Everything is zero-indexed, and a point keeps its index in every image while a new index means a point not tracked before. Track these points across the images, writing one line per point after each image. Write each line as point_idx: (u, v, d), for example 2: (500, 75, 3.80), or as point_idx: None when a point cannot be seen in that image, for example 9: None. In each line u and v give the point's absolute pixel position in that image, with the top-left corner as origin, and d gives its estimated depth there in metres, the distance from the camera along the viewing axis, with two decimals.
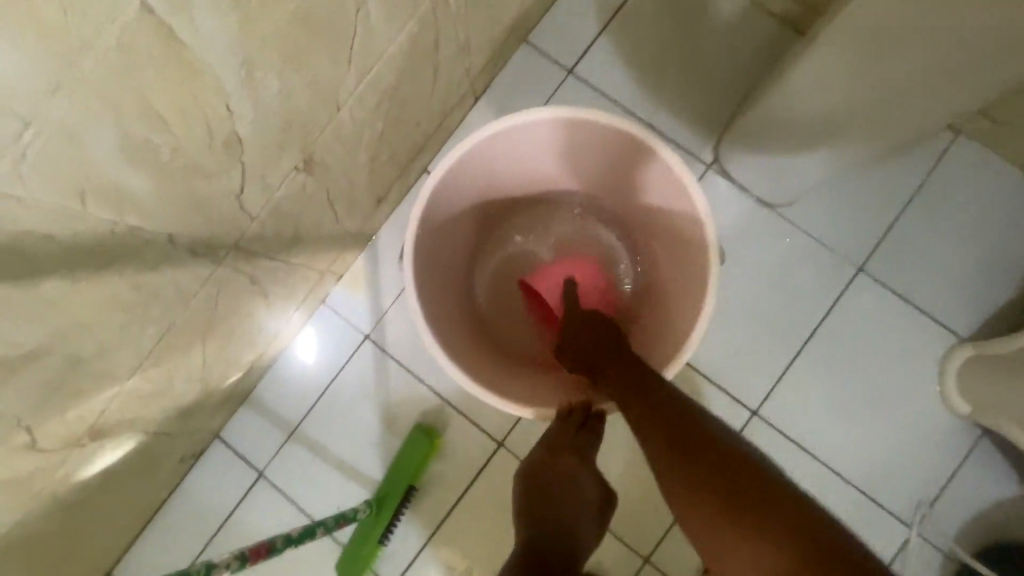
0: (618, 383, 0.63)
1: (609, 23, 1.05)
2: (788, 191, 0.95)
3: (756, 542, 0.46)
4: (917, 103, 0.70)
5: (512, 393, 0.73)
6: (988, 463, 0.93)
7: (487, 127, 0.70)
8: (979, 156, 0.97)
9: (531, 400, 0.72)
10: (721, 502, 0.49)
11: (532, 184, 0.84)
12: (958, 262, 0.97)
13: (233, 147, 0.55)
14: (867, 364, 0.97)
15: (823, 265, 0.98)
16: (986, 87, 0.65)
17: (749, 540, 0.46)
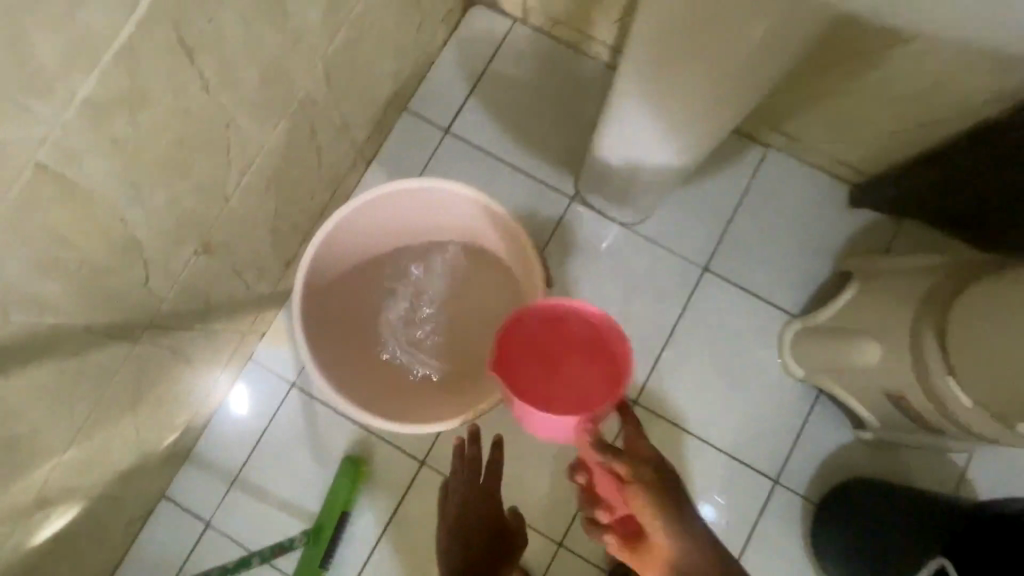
0: (654, 486, 0.64)
1: (476, 86, 1.23)
2: (635, 213, 1.14)
3: None
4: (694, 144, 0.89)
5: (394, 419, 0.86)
6: (826, 415, 1.12)
7: (355, 199, 0.85)
8: (787, 164, 1.19)
9: (413, 424, 0.85)
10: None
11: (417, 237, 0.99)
12: (782, 252, 1.17)
13: (133, 247, 0.68)
14: (723, 348, 1.15)
15: (675, 270, 1.17)
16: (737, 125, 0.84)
17: None
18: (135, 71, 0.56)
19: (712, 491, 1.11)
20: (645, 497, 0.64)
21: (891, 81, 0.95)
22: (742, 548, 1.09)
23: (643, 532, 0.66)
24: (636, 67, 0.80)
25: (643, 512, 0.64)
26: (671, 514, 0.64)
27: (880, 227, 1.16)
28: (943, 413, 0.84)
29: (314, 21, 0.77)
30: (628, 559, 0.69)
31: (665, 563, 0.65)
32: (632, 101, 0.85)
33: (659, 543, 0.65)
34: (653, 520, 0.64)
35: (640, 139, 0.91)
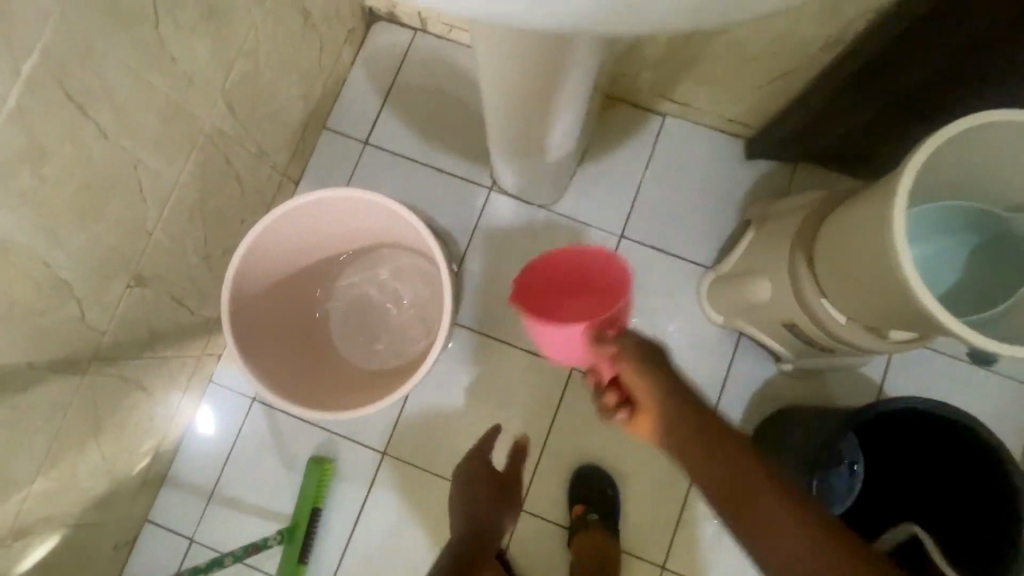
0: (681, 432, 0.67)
1: (387, 97, 1.30)
2: (547, 194, 1.22)
3: (809, 542, 0.57)
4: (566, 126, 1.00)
5: (335, 409, 0.97)
6: (750, 353, 1.20)
7: (271, 212, 0.91)
8: (684, 128, 1.27)
9: (352, 410, 0.96)
10: (769, 483, 0.61)
11: (343, 245, 1.07)
12: (689, 210, 1.25)
13: (62, 286, 0.75)
14: (644, 306, 1.23)
15: (593, 240, 1.25)
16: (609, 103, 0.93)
17: (794, 528, 0.58)
18: (29, 130, 0.63)
19: (653, 440, 1.19)
20: (641, 358, 0.72)
21: (741, 49, 1.01)
22: (688, 485, 1.18)
23: (635, 396, 0.72)
24: (488, 84, 0.90)
25: (616, 361, 0.75)
26: (652, 368, 0.71)
27: (775, 174, 1.25)
28: (826, 333, 0.92)
29: (203, 61, 0.85)
30: (630, 426, 0.75)
31: (651, 412, 0.70)
32: (497, 112, 0.96)
33: (636, 385, 0.71)
34: (625, 355, 0.74)
35: (522, 140, 1.03)
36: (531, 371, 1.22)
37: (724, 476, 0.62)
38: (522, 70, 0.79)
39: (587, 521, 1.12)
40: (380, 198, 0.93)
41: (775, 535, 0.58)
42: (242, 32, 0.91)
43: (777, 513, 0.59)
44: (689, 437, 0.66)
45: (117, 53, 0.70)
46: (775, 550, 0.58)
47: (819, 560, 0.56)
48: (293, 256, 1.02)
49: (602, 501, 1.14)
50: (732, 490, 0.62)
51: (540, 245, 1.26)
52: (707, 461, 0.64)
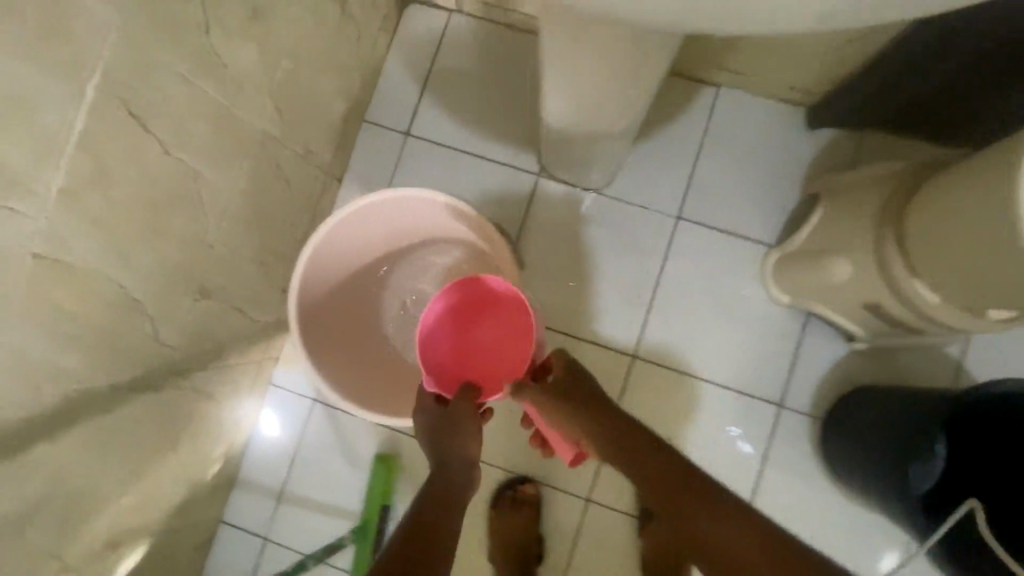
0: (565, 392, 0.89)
1: (425, 85, 1.26)
2: (599, 178, 1.17)
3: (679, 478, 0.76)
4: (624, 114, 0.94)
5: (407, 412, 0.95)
6: (820, 333, 1.15)
7: (321, 227, 0.89)
8: (739, 99, 1.20)
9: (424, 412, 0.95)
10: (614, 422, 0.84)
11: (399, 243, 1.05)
12: (748, 186, 1.19)
13: (134, 306, 0.74)
14: (705, 288, 1.19)
15: (648, 224, 1.21)
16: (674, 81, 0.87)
17: (651, 467, 0.79)
18: (95, 152, 0.61)
19: (719, 426, 1.16)
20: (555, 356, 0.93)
21: None
22: (758, 471, 1.15)
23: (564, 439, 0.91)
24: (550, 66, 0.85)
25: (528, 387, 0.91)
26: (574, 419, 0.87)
27: (840, 143, 1.17)
28: (915, 313, 0.87)
29: (250, 63, 0.82)
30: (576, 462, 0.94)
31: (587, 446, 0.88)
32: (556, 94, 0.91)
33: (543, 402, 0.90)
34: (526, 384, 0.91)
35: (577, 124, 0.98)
36: (591, 361, 1.19)
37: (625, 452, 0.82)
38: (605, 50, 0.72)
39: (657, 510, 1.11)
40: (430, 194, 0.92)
41: (643, 473, 0.80)
42: (285, 29, 0.87)
43: (611, 430, 0.84)
44: (587, 409, 0.86)
45: (170, 63, 0.68)
46: (660, 482, 0.77)
47: (638, 452, 0.81)
48: (347, 265, 1.00)
49: None
50: (642, 468, 0.80)
51: (593, 231, 1.22)
52: (608, 427, 0.84)
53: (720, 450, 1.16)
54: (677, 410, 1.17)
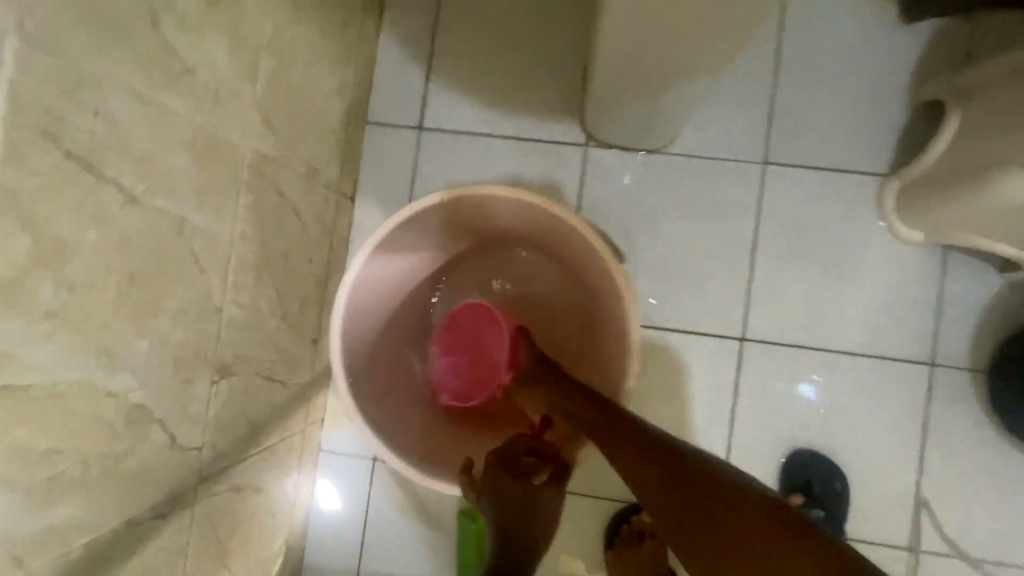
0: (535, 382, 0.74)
1: (431, 66, 1.05)
2: (663, 134, 0.96)
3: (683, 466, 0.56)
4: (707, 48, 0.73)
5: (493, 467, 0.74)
6: (964, 270, 0.95)
7: (343, 287, 0.70)
8: (813, 6, 0.98)
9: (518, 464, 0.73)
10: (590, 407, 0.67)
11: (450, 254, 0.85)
12: (843, 109, 0.98)
13: (138, 413, 0.56)
14: (814, 241, 0.98)
15: (730, 178, 0.99)
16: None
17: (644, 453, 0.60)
18: (32, 221, 0.42)
19: (862, 405, 0.96)
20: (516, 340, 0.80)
21: None
22: (921, 444, 0.94)
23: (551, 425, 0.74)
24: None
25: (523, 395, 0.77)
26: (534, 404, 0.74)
27: (947, 37, 0.96)
28: None
29: (224, 65, 0.62)
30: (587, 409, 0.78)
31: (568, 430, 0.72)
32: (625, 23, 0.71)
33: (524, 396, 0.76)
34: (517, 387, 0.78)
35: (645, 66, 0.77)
36: (691, 355, 0.99)
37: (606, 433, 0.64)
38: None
39: (810, 518, 0.91)
40: (437, 196, 0.72)
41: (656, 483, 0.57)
42: (261, 14, 0.67)
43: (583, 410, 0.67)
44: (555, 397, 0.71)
45: (117, 76, 0.48)
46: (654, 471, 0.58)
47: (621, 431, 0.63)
48: (385, 309, 0.81)
49: (824, 496, 0.93)
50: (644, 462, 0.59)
51: (665, 198, 1.00)
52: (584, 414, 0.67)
53: (870, 434, 0.95)
54: (807, 394, 0.97)
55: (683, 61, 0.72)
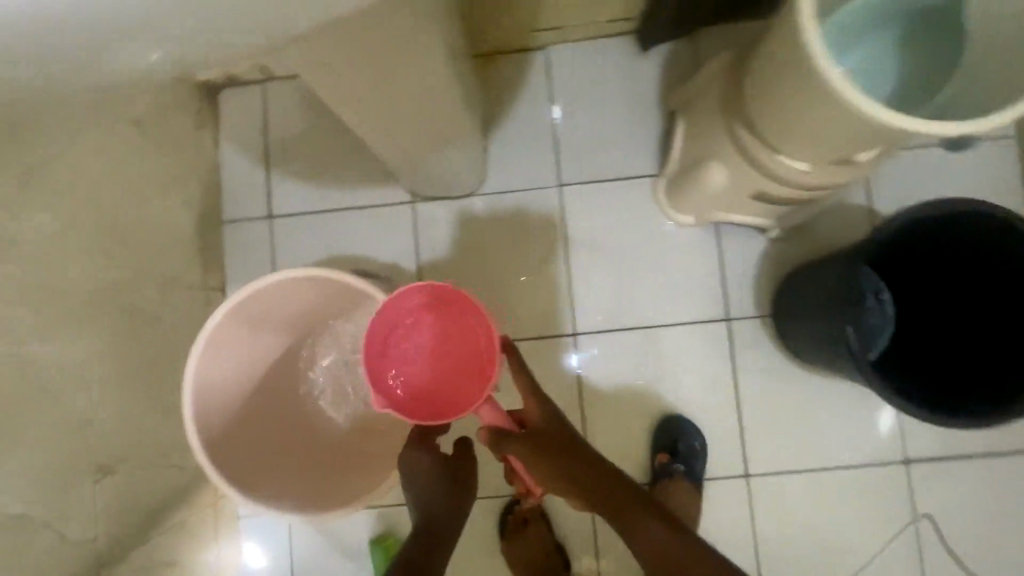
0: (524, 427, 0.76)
1: (269, 162, 1.21)
2: (469, 180, 1.15)
3: (615, 484, 0.74)
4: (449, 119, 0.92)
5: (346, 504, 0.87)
6: (735, 238, 1.14)
7: (185, 379, 0.83)
8: (568, 51, 1.18)
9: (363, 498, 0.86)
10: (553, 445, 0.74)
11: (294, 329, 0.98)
12: (612, 128, 1.18)
13: (18, 519, 0.70)
14: (613, 240, 1.17)
15: (536, 204, 1.18)
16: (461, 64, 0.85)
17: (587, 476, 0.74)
18: None
19: (681, 365, 1.14)
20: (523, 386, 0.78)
21: None
22: (733, 385, 1.14)
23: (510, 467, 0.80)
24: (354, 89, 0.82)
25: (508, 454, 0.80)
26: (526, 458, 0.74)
27: (677, 54, 1.17)
28: (794, 185, 0.86)
29: (45, 227, 0.77)
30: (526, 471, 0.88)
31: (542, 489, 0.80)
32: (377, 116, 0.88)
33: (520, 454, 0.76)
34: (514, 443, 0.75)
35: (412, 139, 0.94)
36: (537, 357, 1.16)
37: (565, 462, 0.73)
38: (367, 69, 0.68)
39: (672, 471, 1.08)
40: (251, 285, 0.86)
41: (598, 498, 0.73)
42: (73, 174, 0.82)
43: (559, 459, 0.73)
44: (548, 447, 0.74)
45: None
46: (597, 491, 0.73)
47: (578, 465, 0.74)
48: (242, 392, 0.94)
49: (687, 455, 1.09)
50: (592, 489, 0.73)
51: (487, 231, 1.19)
52: (558, 457, 0.73)
53: (691, 387, 1.14)
54: (636, 367, 1.15)
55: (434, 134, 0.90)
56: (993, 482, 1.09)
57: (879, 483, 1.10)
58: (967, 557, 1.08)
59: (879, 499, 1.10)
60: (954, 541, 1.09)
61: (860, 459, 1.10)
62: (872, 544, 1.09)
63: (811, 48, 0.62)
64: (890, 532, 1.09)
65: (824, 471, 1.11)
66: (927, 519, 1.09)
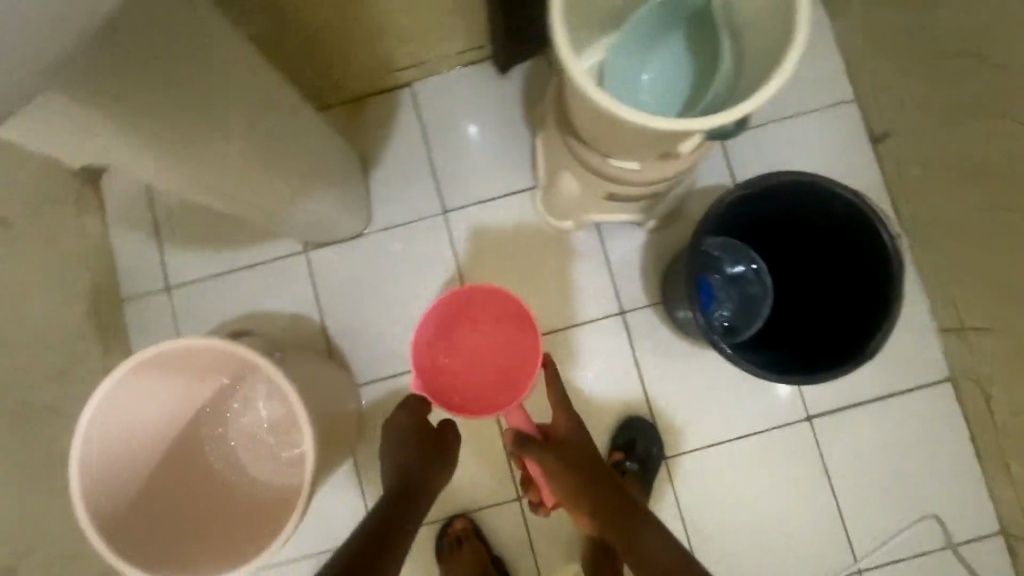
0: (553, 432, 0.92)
1: (159, 234, 1.23)
2: (355, 222, 1.18)
3: (622, 500, 0.83)
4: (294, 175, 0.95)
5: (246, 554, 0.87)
6: (617, 235, 1.19)
7: (75, 446, 0.83)
8: (433, 83, 1.22)
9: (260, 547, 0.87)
10: (567, 454, 0.88)
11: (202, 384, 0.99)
12: (486, 151, 1.22)
13: None
14: (503, 257, 1.21)
15: (425, 234, 1.23)
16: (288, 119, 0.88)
17: (594, 490, 0.84)
18: None
19: (586, 364, 1.19)
20: (557, 398, 0.94)
21: None
22: (639, 374, 1.19)
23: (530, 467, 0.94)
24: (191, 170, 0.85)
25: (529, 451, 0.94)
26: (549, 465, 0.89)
27: (535, 71, 1.22)
28: (632, 185, 0.92)
29: None
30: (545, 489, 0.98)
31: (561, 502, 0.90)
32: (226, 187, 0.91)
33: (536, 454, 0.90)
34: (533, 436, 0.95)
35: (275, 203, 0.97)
36: None
37: (579, 475, 0.85)
38: (175, 151, 0.71)
39: (625, 468, 1.11)
40: (143, 351, 0.85)
41: (598, 510, 0.83)
42: None
43: (574, 468, 0.86)
44: (567, 455, 0.88)
45: None
46: (594, 501, 0.83)
47: (587, 478, 0.85)
48: (151, 458, 0.93)
49: (643, 458, 1.14)
50: (596, 502, 0.83)
51: (383, 267, 1.23)
52: (574, 468, 0.86)
53: (597, 383, 1.19)
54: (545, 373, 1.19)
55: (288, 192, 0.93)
56: (887, 423, 1.16)
57: (785, 442, 1.17)
58: (875, 496, 1.15)
59: (788, 458, 1.17)
60: (860, 483, 1.16)
61: (763, 423, 1.17)
62: (785, 501, 1.16)
63: (567, 69, 0.69)
64: (801, 486, 1.16)
65: (733, 440, 1.17)
66: (833, 468, 1.16)
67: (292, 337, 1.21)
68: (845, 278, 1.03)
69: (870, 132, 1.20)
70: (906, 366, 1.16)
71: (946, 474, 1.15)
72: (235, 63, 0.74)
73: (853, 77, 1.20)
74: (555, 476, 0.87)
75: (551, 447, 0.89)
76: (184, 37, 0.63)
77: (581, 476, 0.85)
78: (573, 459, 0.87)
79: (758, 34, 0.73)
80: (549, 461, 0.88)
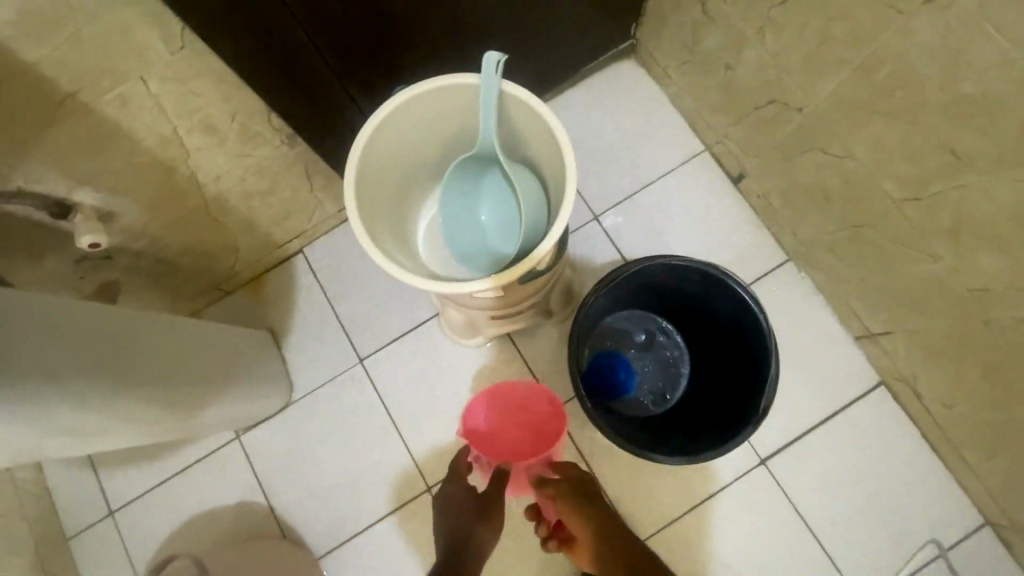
0: (582, 498, 1.01)
1: (93, 461, 1.23)
2: (277, 398, 1.20)
3: (639, 549, 1.01)
4: (217, 398, 1.02)
5: None
6: (527, 335, 1.23)
7: None
8: (321, 243, 1.28)
9: None
10: (602, 514, 1.01)
11: None
12: (385, 292, 1.27)
13: None
14: (426, 387, 1.23)
15: (347, 387, 1.25)
16: (193, 361, 0.96)
17: (622, 541, 1.01)
18: None
19: None
20: (580, 478, 1.03)
21: (248, 195, 1.02)
22: (588, 466, 1.19)
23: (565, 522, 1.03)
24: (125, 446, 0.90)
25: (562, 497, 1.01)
26: (577, 505, 1.01)
27: None
28: (501, 305, 0.98)
29: None
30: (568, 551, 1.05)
31: (587, 544, 1.01)
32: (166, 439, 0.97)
33: (568, 516, 1.01)
34: (561, 499, 1.01)
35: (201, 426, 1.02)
36: (405, 526, 1.19)
37: (608, 538, 1.00)
38: (89, 436, 0.77)
39: None
40: None
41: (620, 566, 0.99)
42: None
43: (602, 525, 1.01)
44: (597, 523, 1.01)
45: None
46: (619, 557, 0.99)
47: (617, 538, 1.01)
48: None
49: None
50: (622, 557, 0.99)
51: (316, 429, 1.24)
52: (602, 532, 1.00)
53: None
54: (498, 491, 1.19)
55: (199, 408, 0.98)
56: (837, 443, 1.16)
57: (747, 493, 1.17)
58: (851, 522, 1.14)
59: (754, 509, 1.16)
60: (833, 514, 1.15)
61: (720, 481, 1.17)
62: (763, 551, 1.15)
63: (382, 269, 0.74)
64: (778, 532, 1.15)
65: (697, 507, 1.17)
66: (801, 506, 1.15)
67: (243, 527, 1.20)
68: (720, 333, 1.04)
69: (728, 174, 1.26)
70: (838, 383, 1.18)
71: (913, 479, 1.14)
72: (106, 331, 0.81)
73: (697, 131, 1.28)
74: (589, 540, 1.01)
75: (586, 508, 1.01)
76: (35, 337, 0.69)
77: (611, 535, 1.00)
78: (604, 523, 1.01)
79: (550, 165, 0.79)
80: (581, 515, 1.00)
